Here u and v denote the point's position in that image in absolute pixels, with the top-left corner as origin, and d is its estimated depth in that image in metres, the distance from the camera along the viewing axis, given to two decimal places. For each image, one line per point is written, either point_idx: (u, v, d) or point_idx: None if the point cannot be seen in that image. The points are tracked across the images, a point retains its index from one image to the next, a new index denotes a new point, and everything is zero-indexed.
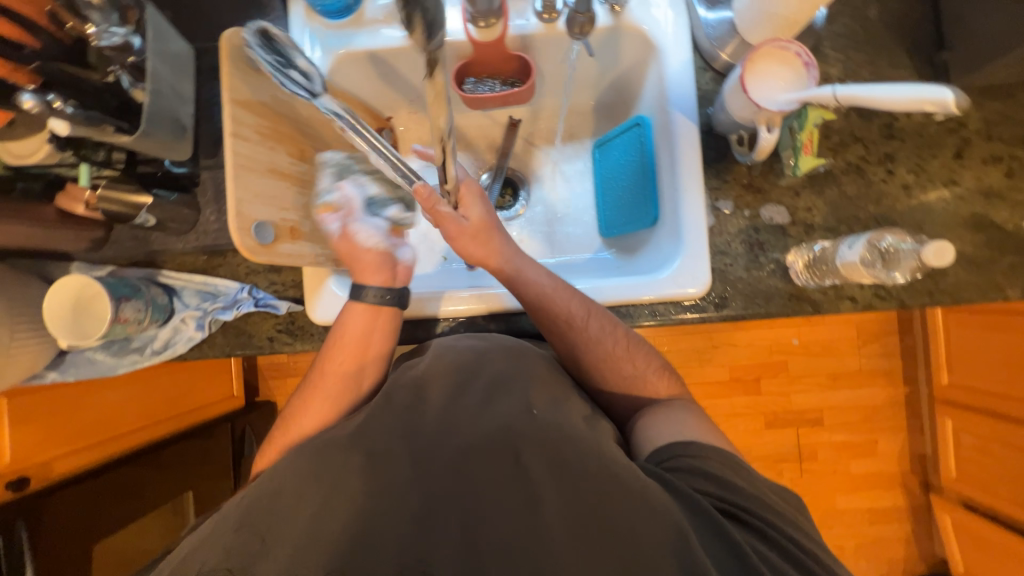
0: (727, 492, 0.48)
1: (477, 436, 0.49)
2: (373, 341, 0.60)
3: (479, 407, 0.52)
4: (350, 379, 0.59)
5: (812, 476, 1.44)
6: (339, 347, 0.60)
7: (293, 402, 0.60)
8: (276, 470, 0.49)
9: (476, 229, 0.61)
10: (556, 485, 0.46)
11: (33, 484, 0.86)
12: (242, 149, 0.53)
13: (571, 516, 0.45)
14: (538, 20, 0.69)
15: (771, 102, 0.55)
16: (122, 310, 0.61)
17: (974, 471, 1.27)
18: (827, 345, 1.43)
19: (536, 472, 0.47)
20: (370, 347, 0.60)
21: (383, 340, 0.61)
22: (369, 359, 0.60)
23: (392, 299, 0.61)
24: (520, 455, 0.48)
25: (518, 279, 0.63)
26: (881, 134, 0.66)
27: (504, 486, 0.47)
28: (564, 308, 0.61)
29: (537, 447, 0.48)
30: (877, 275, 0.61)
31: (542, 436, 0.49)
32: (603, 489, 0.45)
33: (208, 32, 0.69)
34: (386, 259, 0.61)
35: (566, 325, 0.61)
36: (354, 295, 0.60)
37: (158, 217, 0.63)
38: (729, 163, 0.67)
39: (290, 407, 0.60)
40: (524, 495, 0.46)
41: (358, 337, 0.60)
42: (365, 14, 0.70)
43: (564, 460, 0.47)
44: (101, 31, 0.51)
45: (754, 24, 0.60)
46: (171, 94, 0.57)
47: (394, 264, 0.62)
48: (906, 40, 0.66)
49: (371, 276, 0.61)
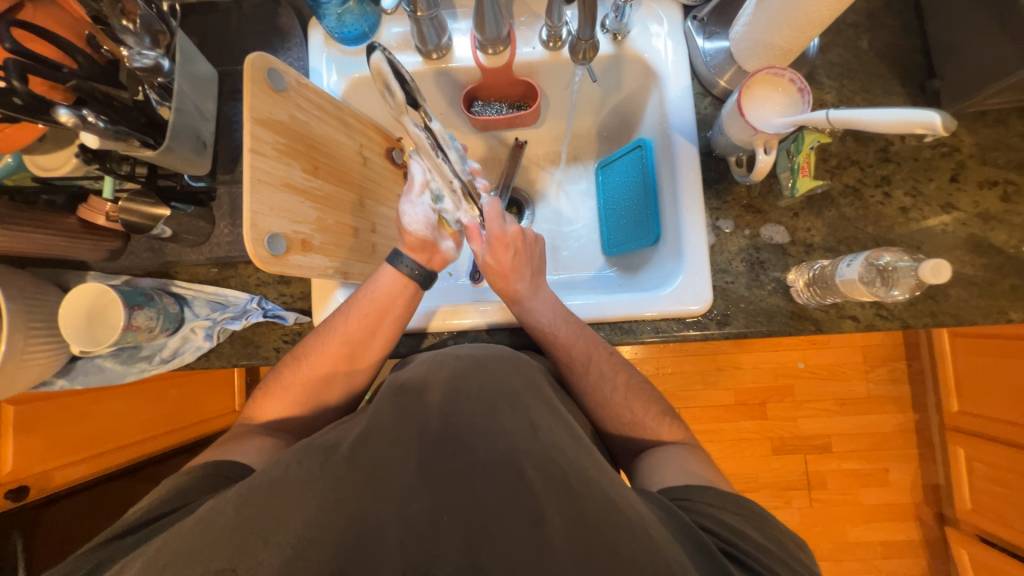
0: (737, 538, 0.45)
1: (479, 450, 0.46)
2: (398, 307, 0.65)
3: (482, 419, 0.49)
4: (369, 332, 0.64)
5: (822, 506, 1.40)
6: (367, 300, 0.64)
7: (311, 337, 0.65)
8: (263, 471, 0.46)
9: (496, 271, 0.65)
10: (556, 504, 0.42)
11: (32, 493, 0.88)
12: (260, 164, 0.55)
13: (572, 533, 0.41)
14: (544, 48, 0.72)
15: (768, 125, 0.57)
16: (135, 318, 0.62)
17: (989, 502, 1.23)
18: (833, 368, 1.41)
19: (540, 490, 0.43)
20: (394, 313, 0.64)
21: (405, 306, 0.65)
22: (391, 320, 0.64)
23: (420, 277, 0.66)
24: (523, 472, 0.44)
25: (522, 313, 0.65)
26: (876, 158, 0.68)
27: (501, 502, 0.43)
28: (567, 353, 0.63)
29: (541, 466, 0.44)
30: (877, 294, 0.58)
31: (543, 452, 0.45)
32: (609, 521, 0.41)
33: (232, 56, 0.73)
34: (430, 243, 0.66)
35: (566, 367, 0.63)
36: (389, 260, 0.65)
37: (174, 229, 0.65)
38: (729, 184, 0.69)
39: (308, 341, 0.65)
40: (528, 511, 0.42)
41: (386, 299, 0.64)
42: (380, 41, 0.74)
43: (568, 485, 0.43)
44: (134, 53, 0.52)
45: (751, 52, 0.63)
46: (194, 113, 0.62)
47: (436, 250, 0.67)
48: (898, 69, 0.69)
49: (413, 252, 0.66)
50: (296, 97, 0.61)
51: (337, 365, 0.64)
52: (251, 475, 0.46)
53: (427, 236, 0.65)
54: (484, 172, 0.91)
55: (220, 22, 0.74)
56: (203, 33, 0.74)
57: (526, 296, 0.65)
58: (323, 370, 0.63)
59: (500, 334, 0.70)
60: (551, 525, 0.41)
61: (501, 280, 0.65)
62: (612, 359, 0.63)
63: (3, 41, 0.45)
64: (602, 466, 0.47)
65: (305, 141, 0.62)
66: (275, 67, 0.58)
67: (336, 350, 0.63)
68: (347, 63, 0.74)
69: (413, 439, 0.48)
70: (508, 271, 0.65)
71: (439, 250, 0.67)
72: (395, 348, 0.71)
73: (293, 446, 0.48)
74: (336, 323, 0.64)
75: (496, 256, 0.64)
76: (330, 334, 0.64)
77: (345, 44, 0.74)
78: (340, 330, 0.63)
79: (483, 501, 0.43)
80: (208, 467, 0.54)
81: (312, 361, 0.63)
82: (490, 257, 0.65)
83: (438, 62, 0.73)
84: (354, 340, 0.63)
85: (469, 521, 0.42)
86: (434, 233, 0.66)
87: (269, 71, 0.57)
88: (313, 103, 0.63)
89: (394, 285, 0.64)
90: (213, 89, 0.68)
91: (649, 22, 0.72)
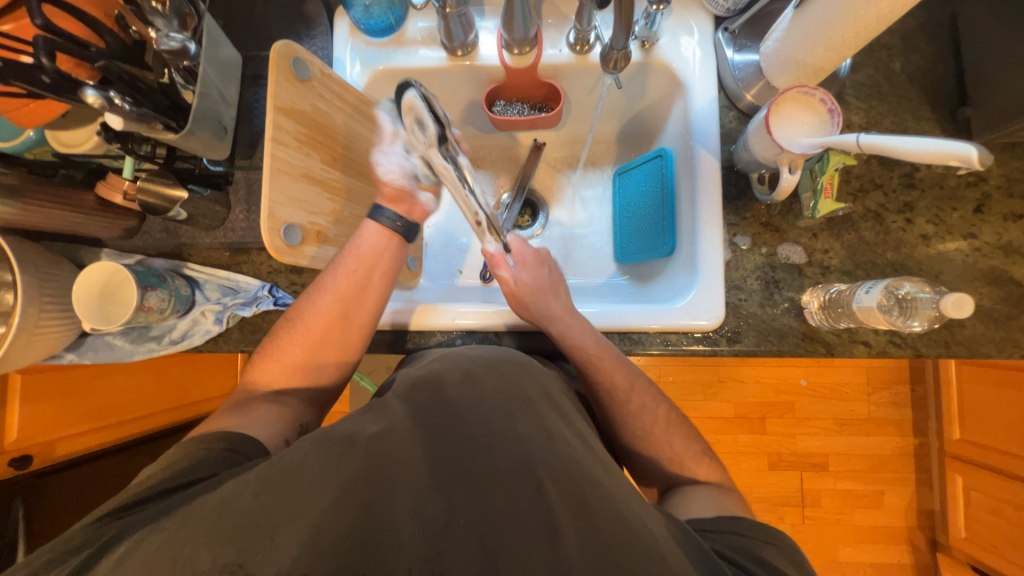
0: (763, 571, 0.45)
1: (495, 455, 0.45)
2: (385, 262, 0.63)
3: (498, 423, 0.48)
4: (360, 288, 0.62)
5: (815, 524, 1.40)
6: (354, 257, 0.62)
7: (302, 299, 0.63)
8: (268, 463, 0.46)
9: (532, 287, 0.66)
10: (572, 518, 0.42)
11: (35, 462, 0.89)
12: (280, 154, 0.55)
13: (587, 548, 0.40)
14: (571, 51, 0.72)
15: (794, 144, 0.57)
16: (147, 299, 0.63)
17: (986, 533, 1.23)
18: (836, 388, 1.41)
19: (556, 503, 0.42)
20: (383, 267, 0.63)
21: (391, 260, 0.64)
22: (379, 276, 0.63)
23: (402, 229, 0.63)
24: (540, 483, 0.43)
25: (563, 337, 0.63)
26: (900, 183, 0.67)
27: (517, 512, 0.42)
28: (608, 378, 0.62)
29: (558, 476, 0.44)
30: (893, 323, 0.58)
31: (560, 464, 0.45)
32: (624, 544, 0.40)
33: (255, 41, 0.72)
34: (406, 193, 0.64)
35: (609, 396, 0.62)
36: (370, 214, 0.63)
37: (190, 212, 0.64)
38: (749, 201, 0.68)
39: (300, 303, 0.63)
40: (543, 522, 0.41)
41: (373, 252, 0.62)
42: (406, 34, 0.73)
43: (584, 500, 0.43)
44: (161, 35, 0.51)
45: (780, 69, 0.62)
46: (217, 98, 0.61)
47: (413, 201, 0.65)
48: (929, 93, 0.68)
49: (391, 203, 0.64)
50: (319, 88, 0.61)
51: (330, 328, 0.61)
52: (268, 461, 0.46)
53: (404, 185, 0.63)
54: (500, 172, 0.91)
55: (246, 6, 0.73)
56: (228, 16, 0.73)
57: (565, 313, 0.64)
58: (316, 333, 0.61)
59: (508, 337, 0.70)
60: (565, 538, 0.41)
61: (543, 297, 0.65)
62: (639, 378, 0.63)
63: (35, 17, 0.44)
64: (614, 480, 0.47)
65: (325, 132, 0.62)
66: (301, 56, 0.57)
67: (328, 308, 0.61)
68: (371, 55, 0.73)
69: (429, 438, 0.47)
70: (545, 287, 0.66)
71: (417, 201, 0.65)
72: (403, 344, 0.71)
73: (308, 435, 0.48)
74: (326, 282, 0.62)
75: (530, 274, 0.67)
76: (323, 294, 0.61)
77: (370, 35, 0.73)
78: (330, 288, 0.61)
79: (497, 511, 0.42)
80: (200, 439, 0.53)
81: (307, 324, 0.61)
82: (530, 277, 0.67)
83: (462, 59, 0.73)
84: (345, 296, 0.61)
85: (484, 526, 0.41)
86: (413, 183, 0.63)
87: (295, 60, 0.57)
88: (335, 95, 0.63)
89: (379, 239, 0.63)
90: (236, 73, 0.67)
91: (679, 32, 0.71)
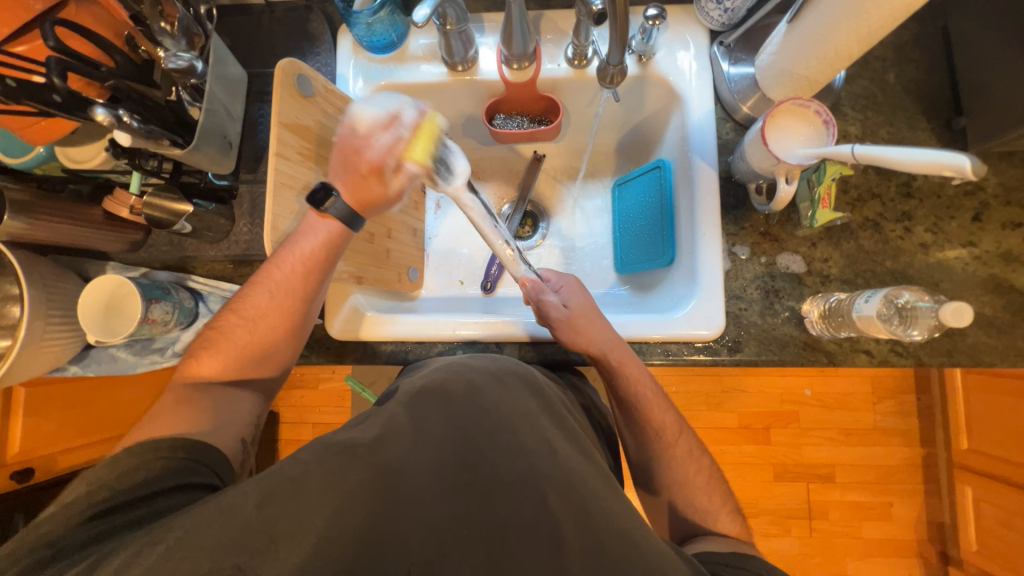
0: None
1: (501, 468, 0.45)
2: (327, 259, 0.60)
3: (503, 436, 0.48)
4: (301, 287, 0.60)
5: (823, 537, 1.38)
6: (294, 254, 0.59)
7: (245, 290, 0.61)
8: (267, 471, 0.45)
9: (585, 309, 0.64)
10: (576, 531, 0.41)
11: (37, 475, 0.90)
12: (284, 168, 0.57)
13: (590, 563, 0.40)
14: (569, 66, 0.73)
15: (791, 155, 0.57)
16: (151, 311, 0.64)
17: (998, 546, 1.20)
18: (841, 397, 1.39)
19: (561, 517, 0.42)
20: (323, 265, 0.60)
21: (331, 257, 0.60)
22: (319, 275, 0.60)
23: (343, 214, 0.59)
24: (544, 495, 0.43)
25: (619, 372, 0.62)
26: (898, 192, 0.68)
27: (519, 525, 0.42)
28: (659, 419, 0.62)
29: (561, 491, 0.44)
30: (893, 332, 0.58)
31: (563, 477, 0.44)
32: (626, 561, 0.40)
33: (262, 59, 0.74)
34: (347, 169, 0.59)
35: (656, 434, 0.62)
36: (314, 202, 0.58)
37: (194, 225, 0.65)
38: (747, 211, 0.69)
39: (242, 293, 0.61)
40: (546, 535, 0.41)
41: (312, 251, 0.59)
42: (408, 50, 0.75)
43: (588, 514, 0.42)
44: (169, 55, 0.52)
45: (776, 81, 0.63)
46: (222, 113, 0.63)
47: (353, 177, 0.59)
48: (924, 104, 0.69)
49: (338, 177, 0.59)
50: (323, 103, 0.62)
51: (274, 323, 0.61)
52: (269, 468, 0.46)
53: (347, 156, 0.59)
54: (502, 182, 0.92)
55: (252, 24, 0.75)
56: (235, 35, 0.75)
57: (619, 340, 0.63)
58: (271, 324, 0.60)
59: (509, 347, 0.70)
60: (566, 553, 0.40)
61: (596, 316, 0.64)
62: (671, 413, 0.63)
63: (48, 40, 0.46)
64: (615, 494, 0.46)
65: (328, 147, 0.64)
66: (305, 73, 0.59)
67: (271, 305, 0.60)
68: (374, 71, 0.75)
69: (435, 447, 0.47)
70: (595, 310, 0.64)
71: (360, 180, 0.58)
72: (404, 354, 0.71)
73: (305, 446, 0.47)
74: (269, 278, 0.60)
75: (578, 296, 0.65)
76: (264, 290, 0.60)
77: (373, 52, 0.75)
78: (273, 286, 0.60)
79: (501, 526, 0.42)
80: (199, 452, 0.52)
81: (252, 321, 0.60)
82: (576, 296, 0.65)
83: (463, 74, 0.74)
84: (285, 294, 0.60)
85: (489, 539, 0.41)
86: (352, 155, 0.58)
87: (298, 76, 0.58)
88: (338, 110, 0.65)
89: (323, 235, 0.59)
90: (242, 90, 0.69)
91: (675, 46, 0.72)
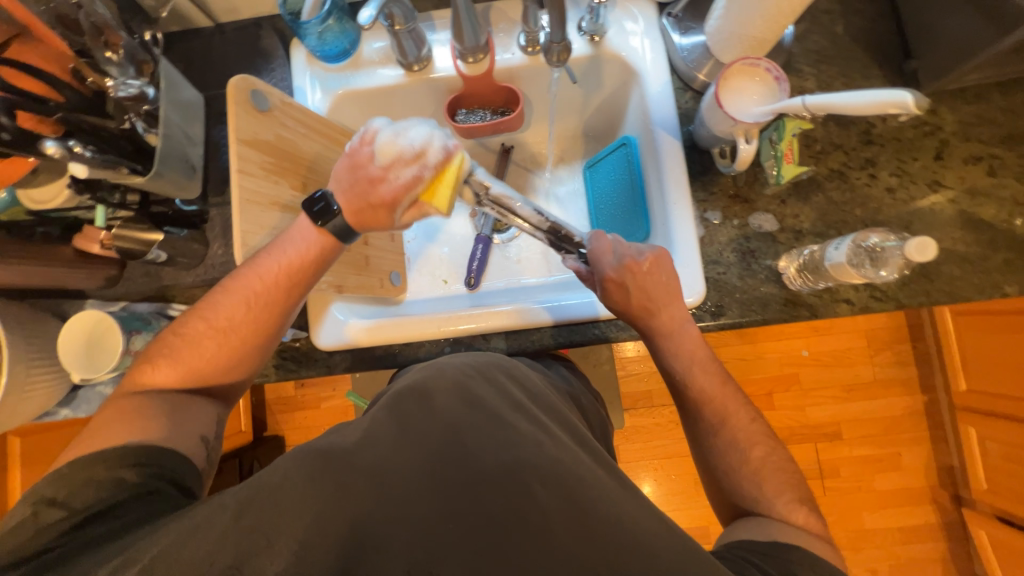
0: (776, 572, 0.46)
1: (487, 462, 0.44)
2: (306, 270, 0.58)
3: (488, 428, 0.47)
4: (273, 297, 0.58)
5: (836, 494, 1.38)
6: (271, 262, 0.57)
7: (213, 294, 0.59)
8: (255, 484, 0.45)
9: (623, 311, 0.61)
10: (564, 518, 0.41)
11: None
12: (248, 184, 0.57)
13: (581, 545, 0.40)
14: (523, 53, 0.73)
15: (748, 114, 0.58)
16: (132, 341, 0.66)
17: (1004, 480, 1.22)
18: (838, 353, 1.40)
19: (549, 508, 0.42)
20: (300, 277, 0.58)
21: (312, 270, 0.58)
22: (295, 286, 0.58)
23: (331, 226, 0.57)
24: (530, 487, 0.43)
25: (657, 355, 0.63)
26: (859, 140, 0.68)
27: (506, 518, 0.42)
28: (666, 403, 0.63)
29: (548, 483, 0.43)
30: (866, 276, 0.59)
31: (550, 467, 0.43)
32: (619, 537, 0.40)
33: (217, 81, 0.74)
34: (350, 194, 0.56)
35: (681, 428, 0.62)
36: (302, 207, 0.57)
37: (168, 253, 0.65)
38: (714, 176, 0.70)
39: (211, 298, 0.59)
40: (534, 523, 0.41)
41: (291, 260, 0.57)
42: (362, 56, 0.75)
43: (576, 500, 0.42)
44: (118, 83, 0.53)
45: (725, 45, 0.64)
46: (181, 137, 0.63)
47: (353, 203, 0.56)
48: (874, 52, 0.70)
49: (338, 193, 0.57)
50: (281, 116, 0.62)
51: (241, 331, 0.58)
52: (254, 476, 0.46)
53: (349, 177, 0.56)
54: None
55: (204, 48, 0.75)
56: (188, 60, 0.75)
57: (656, 331, 0.61)
58: (237, 334, 0.58)
59: (496, 337, 0.71)
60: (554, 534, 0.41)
61: (634, 317, 0.61)
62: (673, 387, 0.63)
63: None
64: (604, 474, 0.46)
65: (292, 159, 0.64)
66: (258, 87, 0.58)
67: (240, 310, 0.58)
68: (331, 80, 0.75)
69: (420, 445, 0.46)
70: (636, 311, 0.61)
71: (361, 203, 0.56)
72: (393, 357, 0.71)
73: (289, 451, 0.47)
74: (239, 282, 0.58)
75: (620, 297, 0.60)
76: (231, 297, 0.58)
77: (328, 62, 0.75)
78: (244, 292, 0.57)
79: (491, 516, 0.42)
80: (190, 475, 0.52)
81: (218, 329, 0.58)
82: (616, 296, 0.60)
83: (420, 74, 0.75)
84: (256, 301, 0.57)
85: (480, 533, 0.41)
86: (354, 176, 0.56)
87: (252, 92, 0.58)
88: (298, 121, 0.65)
89: (303, 246, 0.57)
90: (200, 113, 0.69)
91: (624, 21, 0.73)
